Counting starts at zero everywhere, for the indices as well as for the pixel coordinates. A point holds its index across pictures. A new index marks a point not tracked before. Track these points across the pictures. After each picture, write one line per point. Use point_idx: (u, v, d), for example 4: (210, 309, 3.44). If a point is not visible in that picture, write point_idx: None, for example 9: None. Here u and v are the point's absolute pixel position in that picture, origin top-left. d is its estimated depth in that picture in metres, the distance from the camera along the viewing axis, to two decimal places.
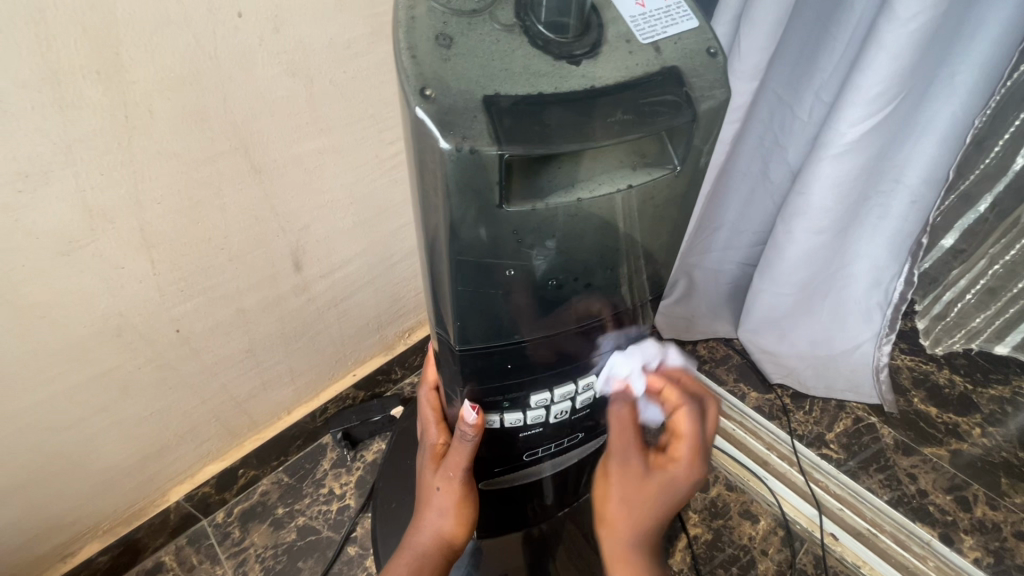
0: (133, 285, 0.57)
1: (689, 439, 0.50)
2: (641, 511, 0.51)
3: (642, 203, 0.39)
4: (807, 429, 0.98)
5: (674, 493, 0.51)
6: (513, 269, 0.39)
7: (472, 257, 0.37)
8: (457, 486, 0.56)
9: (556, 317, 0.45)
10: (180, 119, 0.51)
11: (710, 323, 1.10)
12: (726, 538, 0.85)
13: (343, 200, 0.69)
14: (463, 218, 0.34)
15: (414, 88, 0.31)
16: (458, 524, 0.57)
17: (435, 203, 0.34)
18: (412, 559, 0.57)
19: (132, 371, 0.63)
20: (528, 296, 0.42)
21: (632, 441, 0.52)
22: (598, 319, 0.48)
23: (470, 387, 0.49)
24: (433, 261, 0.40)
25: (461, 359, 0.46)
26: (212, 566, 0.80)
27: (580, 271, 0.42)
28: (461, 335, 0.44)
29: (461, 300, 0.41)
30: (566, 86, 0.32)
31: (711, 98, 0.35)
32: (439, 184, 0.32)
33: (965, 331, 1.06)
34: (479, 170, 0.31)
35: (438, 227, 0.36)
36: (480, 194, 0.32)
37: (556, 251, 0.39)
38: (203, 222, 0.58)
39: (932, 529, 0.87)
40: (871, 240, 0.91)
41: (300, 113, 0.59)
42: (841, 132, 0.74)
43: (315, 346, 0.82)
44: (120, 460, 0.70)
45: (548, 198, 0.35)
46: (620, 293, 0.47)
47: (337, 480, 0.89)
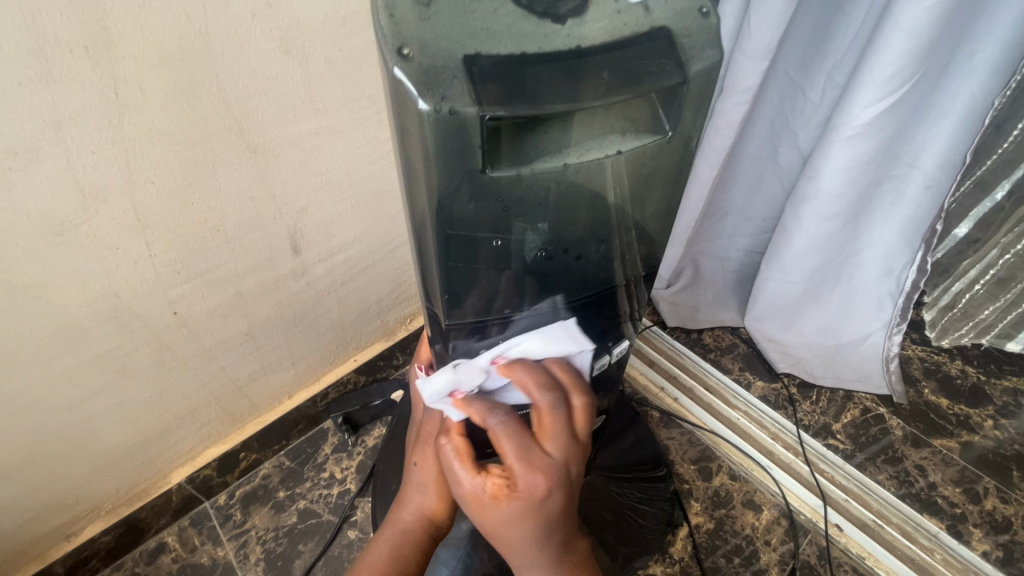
0: (129, 267, 0.57)
1: (509, 452, 0.43)
2: (513, 544, 0.44)
3: (632, 169, 0.38)
4: (813, 420, 0.97)
5: (534, 514, 0.43)
6: (501, 240, 0.38)
7: (460, 231, 0.36)
8: (433, 458, 0.55)
9: (547, 291, 0.45)
10: (171, 97, 0.50)
11: (715, 311, 1.08)
12: (728, 528, 0.84)
13: (341, 182, 0.68)
14: (447, 187, 0.33)
15: (392, 47, 0.29)
16: (439, 500, 0.55)
17: (418, 170, 0.33)
18: (392, 537, 0.55)
19: (130, 353, 0.63)
20: (518, 269, 0.41)
21: (466, 472, 0.45)
22: (590, 294, 0.47)
23: (461, 364, 0.49)
24: (421, 235, 0.39)
25: (448, 335, 0.45)
26: (214, 547, 0.81)
27: (571, 243, 0.42)
28: (450, 310, 0.43)
29: (449, 276, 0.40)
30: (550, 46, 0.31)
31: (703, 59, 0.33)
32: (420, 148, 0.31)
33: (973, 323, 1.03)
34: (461, 132, 0.30)
35: (423, 199, 0.35)
36: (460, 158, 0.31)
37: (545, 221, 0.38)
38: (197, 203, 0.58)
39: (940, 522, 0.85)
40: (883, 226, 0.89)
41: (295, 92, 0.58)
42: (852, 114, 0.71)
43: (315, 330, 0.82)
44: (120, 442, 0.70)
45: (535, 164, 0.34)
46: (612, 269, 0.47)
47: (338, 464, 0.89)
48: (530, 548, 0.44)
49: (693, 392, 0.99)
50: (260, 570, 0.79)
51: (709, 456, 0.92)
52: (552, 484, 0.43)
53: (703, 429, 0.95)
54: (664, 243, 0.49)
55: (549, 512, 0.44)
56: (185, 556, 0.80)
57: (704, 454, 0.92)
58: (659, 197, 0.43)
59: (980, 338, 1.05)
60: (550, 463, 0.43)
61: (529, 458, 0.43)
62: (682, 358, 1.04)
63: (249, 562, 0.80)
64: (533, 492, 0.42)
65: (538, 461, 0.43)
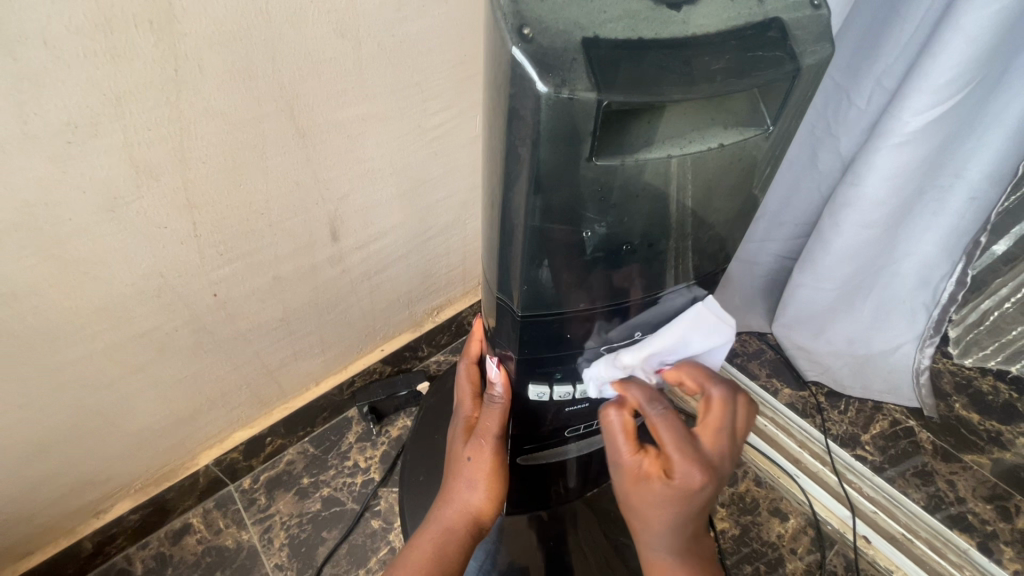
0: (175, 246, 0.57)
1: (669, 443, 0.45)
2: (648, 521, 0.46)
3: (729, 163, 0.38)
4: (841, 429, 0.96)
5: (687, 502, 0.45)
6: (586, 232, 0.38)
7: (545, 223, 0.37)
8: (488, 454, 0.56)
9: (624, 284, 0.44)
10: (230, 75, 0.50)
11: (744, 317, 1.06)
12: (754, 534, 0.83)
13: (383, 170, 0.68)
14: (550, 170, 0.33)
15: (512, 26, 0.30)
16: (487, 498, 0.56)
17: (519, 154, 0.33)
18: (437, 534, 0.55)
19: (170, 333, 0.63)
20: (592, 262, 0.40)
21: (624, 445, 0.47)
22: (653, 293, 0.47)
23: (528, 356, 0.49)
24: (504, 222, 0.39)
25: (520, 325, 0.46)
26: (238, 531, 0.81)
27: (652, 237, 0.41)
28: (525, 299, 0.43)
29: (529, 264, 0.40)
30: (667, 32, 0.31)
31: (813, 52, 0.33)
32: (528, 133, 0.31)
33: (999, 342, 0.98)
34: (573, 117, 0.30)
35: (519, 184, 0.35)
36: (570, 144, 0.32)
37: (627, 215, 0.38)
38: (245, 184, 0.57)
39: (971, 538, 0.84)
40: (922, 237, 0.86)
41: (348, 76, 0.57)
42: (903, 119, 0.70)
43: (347, 318, 0.81)
44: (153, 421, 0.70)
45: (638, 154, 0.34)
46: (683, 264, 0.45)
47: (362, 453, 0.89)
48: (666, 533, 0.47)
49: None
50: (284, 555, 0.79)
51: (735, 460, 0.91)
52: (709, 481, 0.44)
53: None
54: (733, 244, 0.48)
55: (698, 506, 0.45)
56: (209, 538, 0.80)
57: (731, 459, 0.91)
58: (735, 198, 0.42)
59: (1012, 365, 1.00)
60: (700, 458, 0.44)
61: (685, 448, 0.44)
62: None
63: (274, 547, 0.80)
64: (690, 483, 0.44)
65: (697, 456, 0.44)
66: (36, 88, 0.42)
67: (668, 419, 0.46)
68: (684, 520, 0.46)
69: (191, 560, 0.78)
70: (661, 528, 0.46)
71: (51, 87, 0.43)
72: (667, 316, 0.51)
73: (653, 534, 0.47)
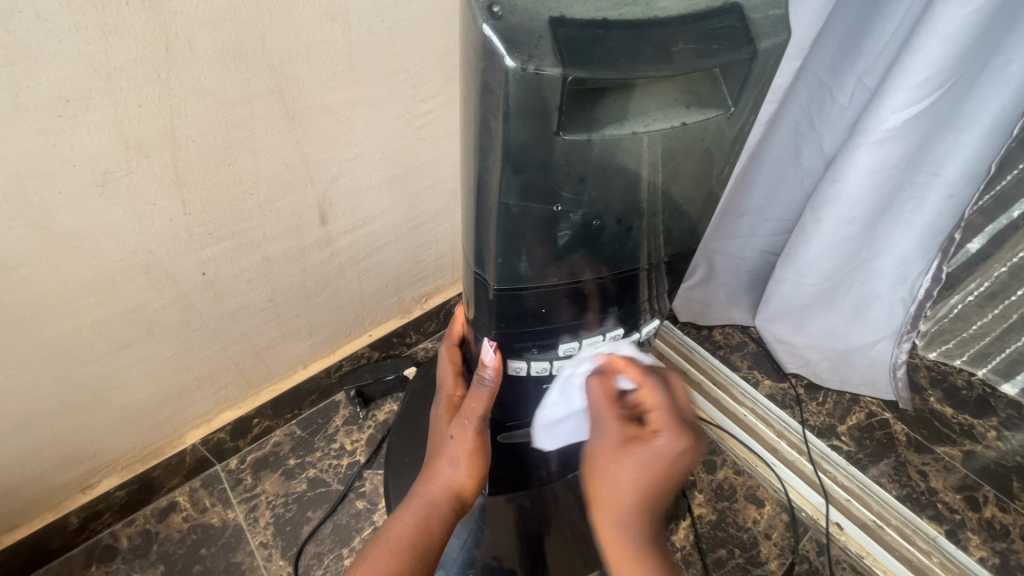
0: (164, 224, 0.58)
1: (661, 411, 0.46)
2: (624, 492, 0.46)
3: (693, 144, 0.39)
4: (818, 420, 0.98)
5: (663, 469, 0.45)
6: (559, 209, 0.39)
7: (518, 200, 0.38)
8: (472, 434, 0.57)
9: (596, 261, 0.45)
10: (219, 55, 0.51)
11: (726, 310, 1.09)
12: (730, 520, 0.85)
13: (371, 155, 0.69)
14: (523, 145, 0.35)
15: (482, 5, 0.31)
16: (471, 476, 0.57)
17: (492, 130, 0.35)
18: (420, 510, 0.56)
19: (157, 310, 0.64)
20: (568, 238, 0.42)
21: (606, 410, 0.49)
22: (630, 271, 0.48)
23: (503, 331, 0.50)
24: (481, 199, 0.41)
25: (497, 301, 0.47)
26: (224, 510, 0.82)
27: (622, 213, 0.42)
28: (501, 274, 0.45)
29: (505, 240, 0.41)
30: (630, 13, 0.32)
31: (772, 39, 0.34)
32: (500, 108, 0.33)
33: (961, 337, 1.02)
34: (540, 92, 0.32)
35: (494, 160, 0.36)
36: (540, 119, 0.33)
37: (599, 192, 0.39)
38: (234, 164, 0.58)
39: (939, 526, 0.86)
40: (901, 233, 0.88)
41: (338, 59, 0.58)
42: (882, 117, 0.72)
43: (335, 302, 0.82)
44: (141, 398, 0.71)
45: (606, 130, 0.35)
46: (651, 243, 0.47)
47: (348, 436, 0.90)
48: (636, 505, 0.46)
49: (702, 386, 1.01)
50: (269, 534, 0.80)
51: (714, 449, 0.93)
52: (692, 447, 0.45)
53: (710, 423, 0.96)
54: (704, 228, 0.50)
55: (670, 472, 0.45)
56: (195, 516, 0.81)
57: (711, 448, 0.93)
58: (701, 181, 0.44)
59: (977, 368, 1.04)
60: (688, 429, 0.45)
61: (672, 415, 0.46)
62: (693, 353, 1.05)
63: (259, 526, 0.81)
64: (672, 448, 0.44)
65: (683, 426, 0.45)
66: (28, 61, 0.43)
67: (659, 387, 0.47)
68: (655, 491, 0.46)
69: (177, 537, 0.79)
70: (638, 497, 0.46)
71: (41, 60, 0.44)
72: (641, 293, 0.51)
73: (627, 507, 0.46)
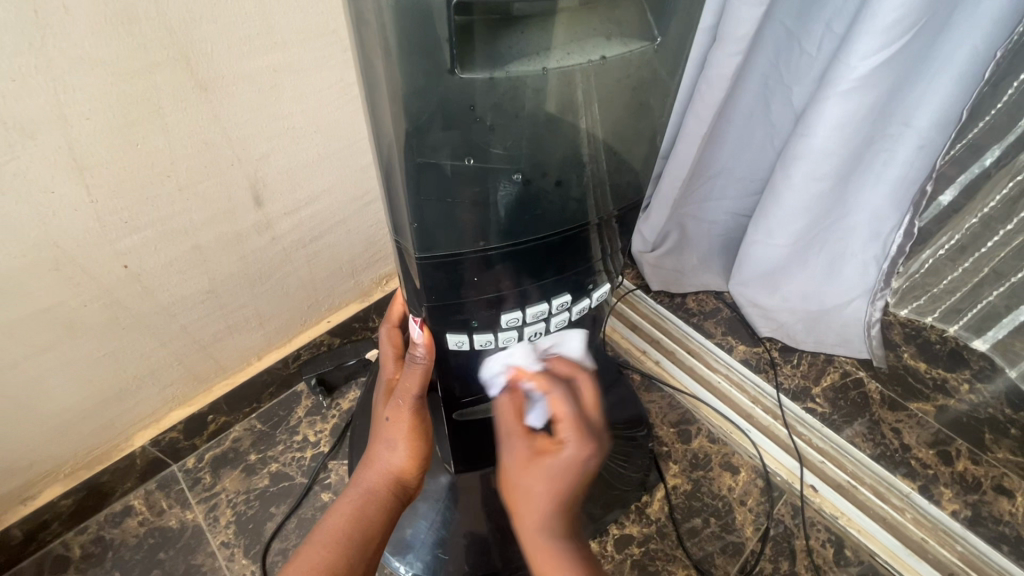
0: (68, 213, 0.52)
1: (566, 420, 0.50)
2: (534, 500, 0.50)
3: (618, 80, 0.38)
4: (793, 383, 0.97)
5: (574, 472, 0.50)
6: (470, 161, 0.38)
7: (431, 158, 0.37)
8: (407, 413, 0.55)
9: (527, 221, 0.43)
10: (104, 17, 0.45)
11: (700, 275, 1.07)
12: (705, 489, 0.83)
13: (304, 127, 0.63)
14: (415, 84, 0.34)
15: None
16: (408, 457, 0.56)
17: (382, 74, 0.34)
18: (357, 495, 0.56)
19: (78, 309, 0.59)
20: (489, 195, 0.40)
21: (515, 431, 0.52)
22: (570, 231, 0.45)
23: (435, 304, 0.46)
24: (388, 159, 0.39)
25: (424, 271, 0.44)
26: (182, 510, 0.78)
27: (548, 163, 0.41)
28: (423, 240, 0.42)
29: (427, 204, 0.40)
30: None
31: None
32: (384, 44, 0.32)
33: (932, 294, 1.02)
34: (425, 21, 0.31)
35: (390, 110, 0.35)
36: (430, 54, 0.32)
37: (513, 139, 0.38)
38: (142, 144, 0.53)
39: (912, 482, 0.86)
40: (872, 189, 0.85)
41: (252, 21, 0.53)
42: (851, 65, 0.67)
43: (284, 289, 0.78)
44: (75, 402, 0.66)
45: (512, 65, 0.35)
46: (588, 199, 0.44)
47: (311, 427, 0.87)
48: (548, 508, 0.50)
49: (675, 355, 0.98)
50: (230, 533, 0.77)
51: (689, 419, 0.91)
52: (594, 450, 0.50)
53: (684, 392, 0.94)
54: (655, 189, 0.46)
55: (580, 470, 0.50)
56: (152, 519, 0.77)
57: (685, 417, 0.91)
58: None
59: (949, 324, 1.03)
60: (589, 432, 0.50)
61: (579, 420, 0.50)
62: (665, 322, 1.03)
63: (219, 525, 0.77)
64: (580, 451, 0.49)
65: (586, 427, 0.50)
66: None
67: (565, 394, 0.51)
68: (564, 497, 0.50)
69: (133, 542, 0.76)
70: (551, 503, 0.50)
71: None
72: (586, 253, 0.48)
73: (546, 508, 0.49)
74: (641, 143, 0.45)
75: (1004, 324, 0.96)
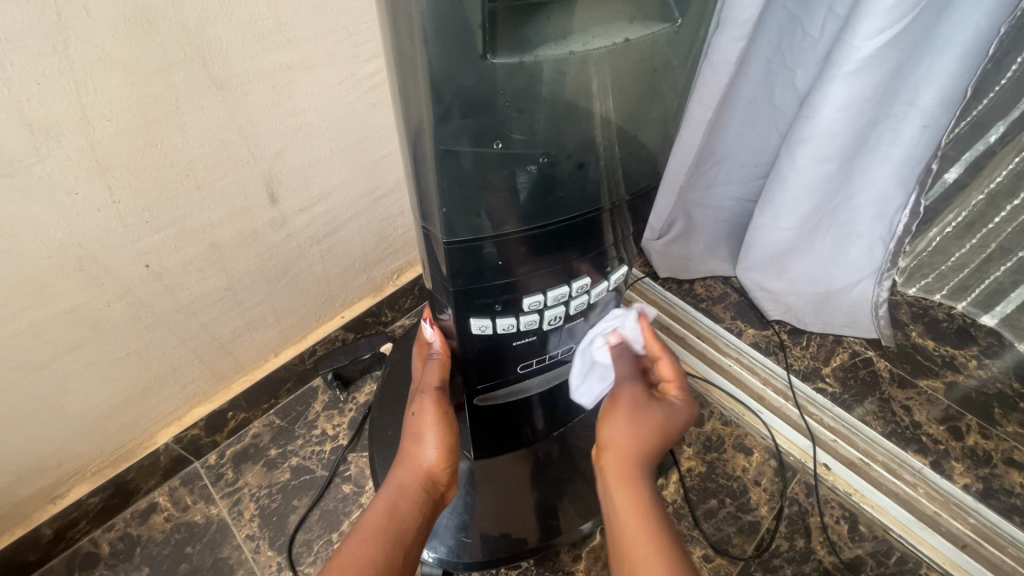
0: (91, 214, 0.53)
1: (675, 382, 0.58)
2: (637, 442, 0.55)
3: (640, 62, 0.40)
4: (803, 364, 0.98)
5: (672, 429, 0.56)
6: (496, 145, 0.39)
7: (458, 143, 0.38)
8: (430, 406, 0.61)
9: (548, 203, 0.44)
10: (123, 19, 0.46)
11: (707, 261, 1.08)
12: (719, 470, 0.85)
13: (317, 124, 0.64)
14: (444, 70, 0.34)
15: None
16: (436, 448, 0.61)
17: (412, 60, 0.34)
18: (390, 491, 0.60)
19: (102, 309, 0.60)
20: (512, 177, 0.41)
21: (632, 380, 0.58)
22: (588, 214, 0.46)
23: (460, 289, 0.47)
24: (415, 144, 0.40)
25: (449, 254, 0.45)
26: (206, 506, 0.80)
27: (569, 146, 0.42)
28: (448, 223, 0.43)
29: (448, 191, 0.41)
30: None
31: None
32: (415, 30, 0.32)
33: (939, 272, 1.03)
34: (456, 8, 0.31)
35: (419, 95, 0.36)
36: (461, 40, 0.33)
37: (537, 123, 0.39)
38: (161, 143, 0.54)
39: (923, 458, 0.87)
40: (878, 169, 0.86)
41: (262, 18, 0.53)
42: (856, 46, 0.68)
43: (300, 285, 0.78)
44: (99, 401, 0.67)
45: (537, 51, 0.35)
46: (605, 183, 0.45)
47: (330, 421, 0.88)
48: (643, 455, 0.55)
49: (685, 340, 0.99)
50: (255, 526, 0.78)
51: (701, 402, 0.92)
52: (686, 419, 0.57)
53: (695, 376, 0.95)
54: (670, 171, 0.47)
55: (673, 432, 0.56)
56: (177, 515, 0.79)
57: (697, 401, 0.92)
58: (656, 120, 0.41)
59: (956, 301, 1.04)
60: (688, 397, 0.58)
61: (684, 387, 0.58)
62: (674, 308, 1.04)
63: (244, 519, 0.79)
64: (678, 411, 0.56)
65: (687, 395, 0.58)
66: None
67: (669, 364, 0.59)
68: (654, 450, 0.55)
69: (160, 538, 0.77)
70: (641, 450, 0.55)
71: None
72: (602, 236, 0.49)
73: (637, 457, 0.55)
74: (655, 127, 0.46)
75: (1011, 299, 0.97)
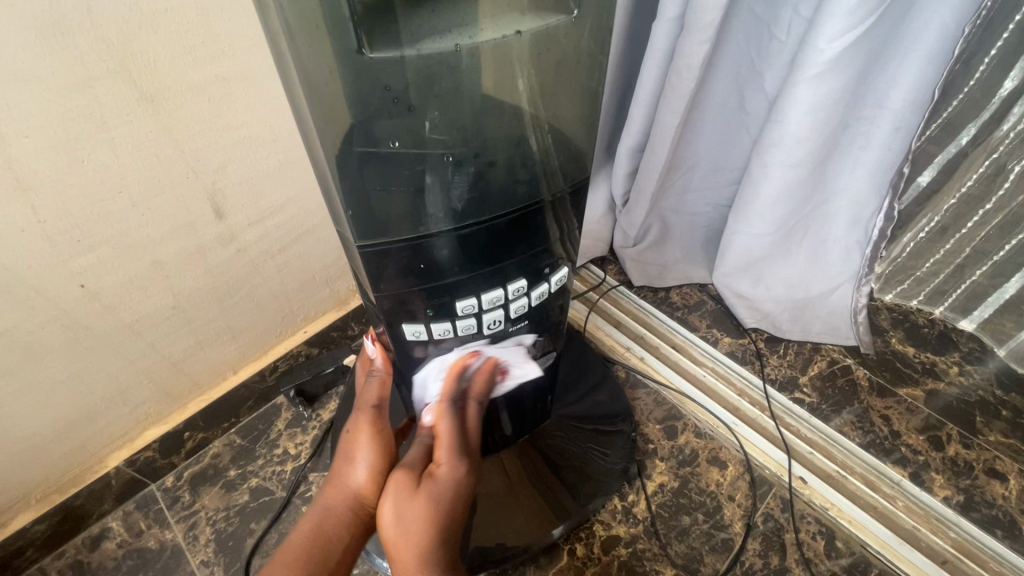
0: (15, 235, 0.51)
1: (448, 443, 0.59)
2: (415, 533, 0.55)
3: (540, 56, 0.39)
4: (780, 373, 0.95)
5: (442, 502, 0.57)
6: (392, 144, 0.38)
7: (350, 141, 0.37)
8: (365, 421, 0.61)
9: (468, 199, 0.41)
10: (35, 33, 0.44)
11: (683, 269, 1.05)
12: (693, 485, 0.82)
13: (261, 136, 0.62)
14: (319, 64, 0.33)
15: None
16: (369, 465, 0.59)
17: (285, 57, 0.33)
18: (317, 510, 0.58)
19: (35, 331, 0.57)
20: (420, 177, 0.39)
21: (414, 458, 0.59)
22: (522, 209, 0.43)
23: (386, 293, 0.44)
24: (309, 143, 0.39)
25: (366, 260, 0.42)
26: (161, 531, 0.77)
27: (478, 144, 0.40)
28: (359, 226, 0.40)
29: (351, 192, 0.39)
30: None
31: None
32: (280, 24, 0.31)
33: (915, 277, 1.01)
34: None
35: (299, 92, 0.35)
36: (336, 33, 0.32)
37: (437, 119, 0.38)
38: (88, 160, 0.52)
39: (902, 469, 0.84)
40: (852, 172, 0.84)
41: (193, 29, 0.51)
42: (818, 48, 0.66)
43: (255, 301, 0.76)
44: (40, 426, 0.65)
45: (420, 44, 0.35)
46: (533, 188, 0.43)
47: (292, 439, 0.85)
48: (427, 539, 0.55)
49: (659, 350, 0.97)
50: (210, 551, 0.75)
51: (675, 415, 0.90)
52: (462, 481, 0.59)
53: (668, 387, 0.92)
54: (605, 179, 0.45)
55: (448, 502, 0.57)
56: (130, 541, 0.76)
57: (671, 413, 0.90)
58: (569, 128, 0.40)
59: (934, 307, 1.02)
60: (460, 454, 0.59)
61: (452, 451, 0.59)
62: (648, 317, 1.02)
63: (199, 543, 0.76)
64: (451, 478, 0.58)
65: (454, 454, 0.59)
66: None
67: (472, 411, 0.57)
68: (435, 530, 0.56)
69: (111, 565, 0.74)
70: (418, 538, 0.55)
71: None
72: (542, 230, 0.46)
73: (423, 545, 0.55)
74: None
75: (989, 303, 0.95)
